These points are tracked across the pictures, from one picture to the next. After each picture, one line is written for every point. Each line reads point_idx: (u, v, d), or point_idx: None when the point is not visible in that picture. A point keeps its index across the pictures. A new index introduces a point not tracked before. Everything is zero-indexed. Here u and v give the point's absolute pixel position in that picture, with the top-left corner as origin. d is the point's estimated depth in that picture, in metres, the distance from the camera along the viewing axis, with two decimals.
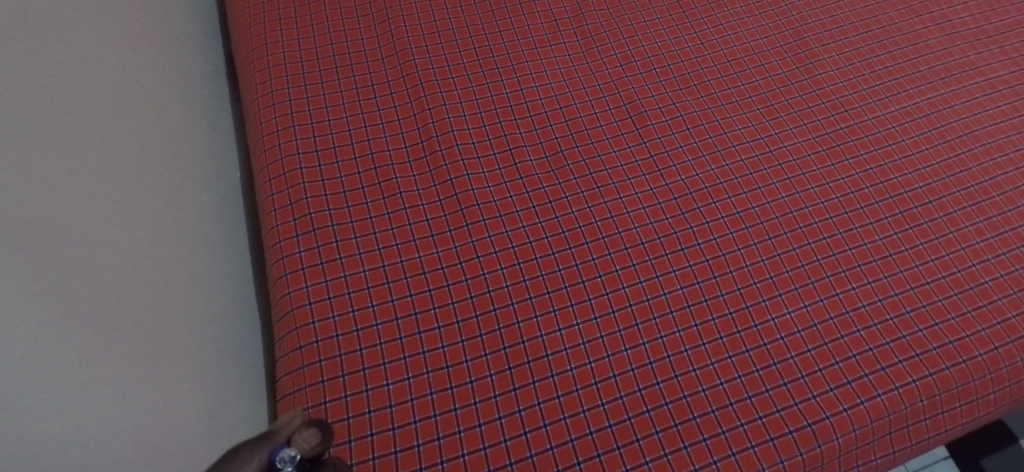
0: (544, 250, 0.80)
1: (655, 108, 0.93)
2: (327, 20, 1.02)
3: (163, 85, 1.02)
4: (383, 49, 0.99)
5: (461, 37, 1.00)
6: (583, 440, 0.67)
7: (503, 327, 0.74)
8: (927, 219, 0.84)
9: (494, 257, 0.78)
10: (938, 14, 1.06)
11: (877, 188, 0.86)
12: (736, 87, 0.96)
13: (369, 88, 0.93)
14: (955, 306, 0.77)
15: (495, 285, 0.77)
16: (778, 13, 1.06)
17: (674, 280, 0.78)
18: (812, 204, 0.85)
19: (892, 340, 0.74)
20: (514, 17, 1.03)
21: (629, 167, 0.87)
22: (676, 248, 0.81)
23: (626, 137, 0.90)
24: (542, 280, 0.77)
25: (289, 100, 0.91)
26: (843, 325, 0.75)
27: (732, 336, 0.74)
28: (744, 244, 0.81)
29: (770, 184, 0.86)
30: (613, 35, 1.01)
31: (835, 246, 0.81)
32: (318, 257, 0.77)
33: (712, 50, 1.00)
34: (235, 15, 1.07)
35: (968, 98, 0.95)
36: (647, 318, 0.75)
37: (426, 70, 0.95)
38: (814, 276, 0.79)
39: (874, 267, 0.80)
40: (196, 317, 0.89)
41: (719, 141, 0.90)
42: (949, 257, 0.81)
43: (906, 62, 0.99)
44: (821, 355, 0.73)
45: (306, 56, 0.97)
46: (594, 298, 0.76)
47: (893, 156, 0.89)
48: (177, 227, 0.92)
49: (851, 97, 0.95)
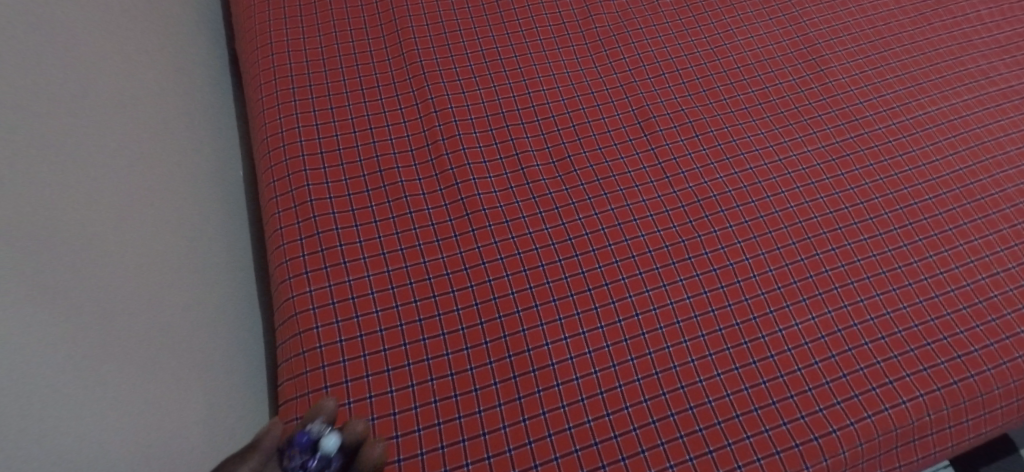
0: (550, 256, 0.79)
1: (664, 114, 0.92)
2: (333, 18, 1.01)
3: (157, 88, 1.02)
4: (389, 49, 0.98)
5: (468, 38, 0.99)
6: (588, 451, 0.66)
7: (508, 335, 0.73)
8: (937, 231, 0.83)
9: (499, 264, 0.78)
10: (951, 22, 1.04)
11: (887, 199, 0.85)
12: (746, 93, 0.95)
13: (374, 89, 0.93)
14: (963, 321, 0.76)
15: (500, 292, 0.76)
16: (788, 18, 1.05)
17: (680, 289, 0.77)
18: (821, 215, 0.84)
19: (900, 353, 0.74)
20: (522, 19, 1.02)
21: (636, 173, 0.86)
22: (683, 257, 0.80)
23: (635, 143, 0.89)
24: (548, 287, 0.77)
25: (294, 100, 0.90)
26: (851, 338, 0.75)
27: (739, 347, 0.74)
28: (752, 254, 0.80)
29: (779, 193, 0.85)
30: (622, 39, 1.00)
31: (843, 257, 0.81)
32: (321, 261, 0.77)
33: (722, 56, 0.99)
34: (240, 13, 1.06)
35: (979, 108, 0.94)
36: (653, 328, 0.75)
37: (431, 72, 0.94)
38: (823, 288, 0.78)
39: (883, 279, 0.79)
40: (186, 321, 0.89)
41: (729, 148, 0.89)
42: (958, 270, 0.80)
43: (917, 70, 0.98)
44: (828, 368, 0.72)
45: (311, 55, 0.96)
46: (600, 306, 0.76)
47: (903, 166, 0.88)
48: (168, 230, 0.92)
49: (862, 106, 0.94)
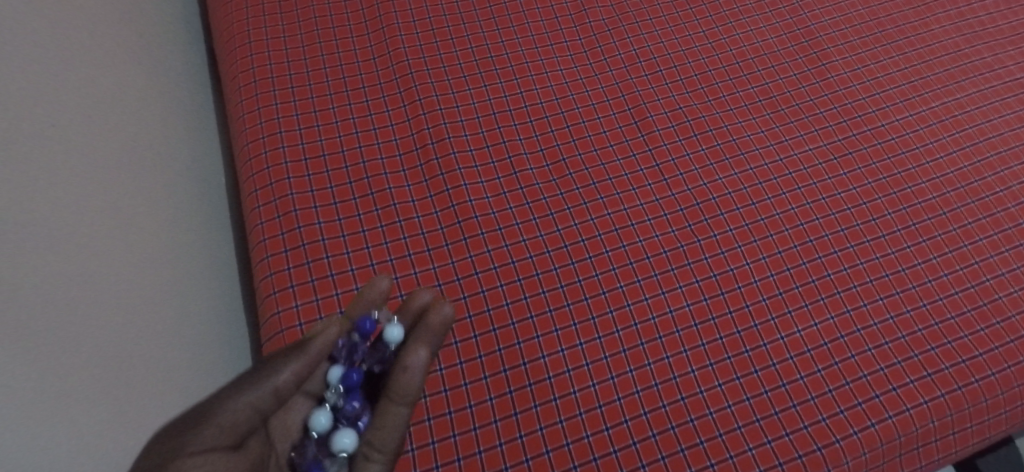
0: (545, 265, 0.77)
1: (662, 113, 0.90)
2: (314, 16, 0.98)
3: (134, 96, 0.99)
4: (374, 48, 0.95)
5: (457, 35, 0.96)
6: (586, 467, 0.64)
7: (503, 348, 0.71)
8: (941, 231, 0.81)
9: (493, 273, 0.75)
10: (955, 12, 1.02)
11: (890, 198, 0.84)
12: (745, 90, 0.93)
13: (360, 91, 0.90)
14: (968, 324, 0.75)
15: (494, 303, 0.73)
16: (788, 10, 1.02)
17: (679, 297, 0.75)
18: (824, 216, 0.82)
19: (903, 359, 0.72)
20: (514, 14, 0.99)
21: (633, 175, 0.84)
22: (682, 262, 0.78)
23: (631, 144, 0.87)
24: (543, 297, 0.74)
25: (275, 103, 0.87)
26: (853, 343, 0.73)
27: (740, 356, 0.72)
28: (753, 259, 0.79)
29: (779, 194, 0.84)
30: (617, 34, 0.98)
31: (846, 260, 0.79)
32: (307, 274, 0.73)
33: (721, 51, 0.97)
34: (217, 11, 1.02)
35: (984, 103, 0.92)
36: (652, 338, 0.73)
37: (420, 72, 0.91)
38: (825, 292, 0.77)
39: (886, 282, 0.77)
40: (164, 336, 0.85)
41: (728, 148, 0.87)
42: (963, 272, 0.78)
43: (921, 63, 0.96)
44: (832, 376, 0.71)
45: (292, 55, 0.92)
46: (598, 317, 0.73)
47: (907, 165, 0.86)
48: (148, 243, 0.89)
49: (865, 102, 0.92)
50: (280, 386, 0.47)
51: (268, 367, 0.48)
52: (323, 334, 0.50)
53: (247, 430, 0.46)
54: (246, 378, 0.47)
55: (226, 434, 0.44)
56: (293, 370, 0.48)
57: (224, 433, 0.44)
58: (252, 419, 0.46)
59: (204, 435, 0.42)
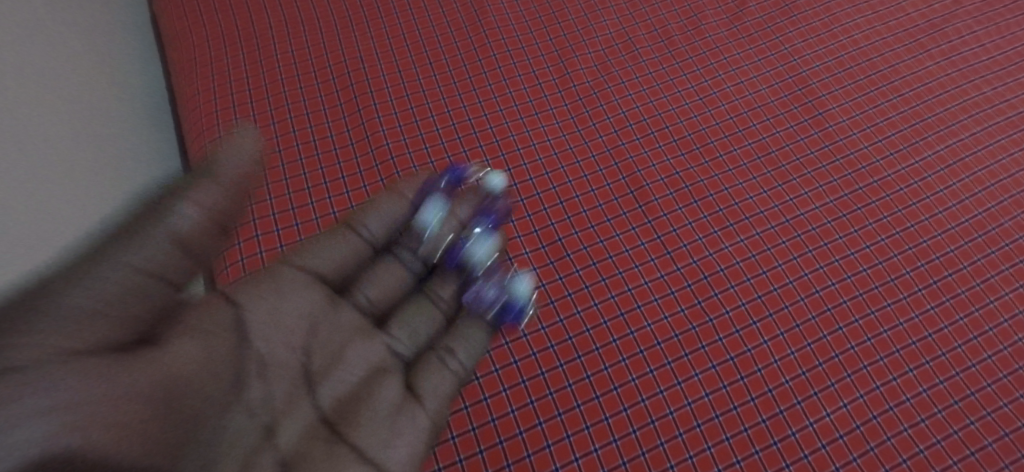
0: (550, 361, 0.72)
1: (657, 180, 0.87)
2: (287, 102, 0.92)
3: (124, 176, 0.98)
4: (352, 132, 0.90)
5: (438, 111, 0.92)
6: None
7: (513, 463, 0.65)
8: (965, 288, 0.78)
9: (495, 377, 0.70)
10: (948, 46, 1.01)
11: (907, 255, 0.80)
12: (742, 147, 0.90)
13: (339, 181, 0.85)
14: (1006, 391, 0.71)
15: (499, 411, 0.68)
16: (778, 57, 1.00)
17: (697, 386, 0.71)
18: (839, 280, 0.78)
19: (943, 438, 0.68)
20: (495, 83, 0.96)
21: (635, 251, 0.80)
22: (696, 346, 0.74)
23: (629, 216, 0.84)
24: (551, 399, 0.69)
25: (250, 203, 0.81)
26: (888, 424, 0.69)
27: (769, 449, 0.67)
28: (770, 336, 0.74)
29: (791, 259, 0.80)
30: (603, 97, 0.95)
31: (869, 329, 0.75)
32: None
33: (713, 106, 0.94)
34: (184, 104, 0.96)
35: (989, 141, 0.90)
36: (672, 436, 0.67)
37: (401, 156, 0.87)
38: (851, 368, 0.72)
39: (914, 351, 0.73)
40: None
41: (731, 212, 0.84)
42: (993, 333, 0.75)
43: (920, 104, 0.94)
44: (869, 464, 0.66)
45: (265, 147, 0.87)
46: (611, 416, 0.68)
47: (919, 215, 0.84)
48: None
49: (867, 151, 0.90)
50: (176, 229, 0.48)
51: (160, 211, 0.47)
52: (233, 156, 0.51)
53: (133, 299, 0.46)
54: (138, 229, 0.47)
55: (97, 305, 0.44)
56: (188, 205, 0.48)
57: (106, 299, 0.44)
58: (146, 276, 0.46)
59: (63, 304, 0.42)
